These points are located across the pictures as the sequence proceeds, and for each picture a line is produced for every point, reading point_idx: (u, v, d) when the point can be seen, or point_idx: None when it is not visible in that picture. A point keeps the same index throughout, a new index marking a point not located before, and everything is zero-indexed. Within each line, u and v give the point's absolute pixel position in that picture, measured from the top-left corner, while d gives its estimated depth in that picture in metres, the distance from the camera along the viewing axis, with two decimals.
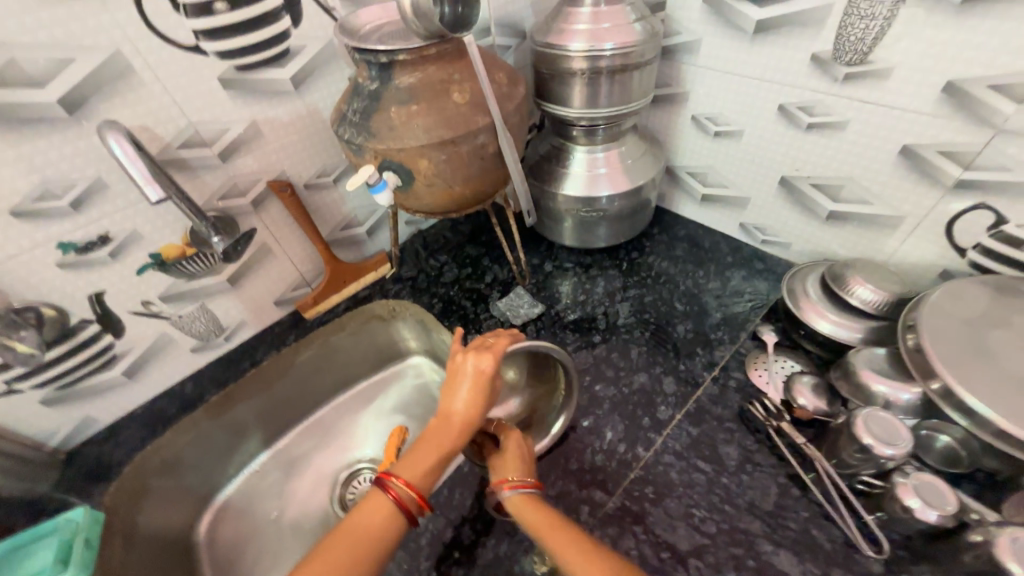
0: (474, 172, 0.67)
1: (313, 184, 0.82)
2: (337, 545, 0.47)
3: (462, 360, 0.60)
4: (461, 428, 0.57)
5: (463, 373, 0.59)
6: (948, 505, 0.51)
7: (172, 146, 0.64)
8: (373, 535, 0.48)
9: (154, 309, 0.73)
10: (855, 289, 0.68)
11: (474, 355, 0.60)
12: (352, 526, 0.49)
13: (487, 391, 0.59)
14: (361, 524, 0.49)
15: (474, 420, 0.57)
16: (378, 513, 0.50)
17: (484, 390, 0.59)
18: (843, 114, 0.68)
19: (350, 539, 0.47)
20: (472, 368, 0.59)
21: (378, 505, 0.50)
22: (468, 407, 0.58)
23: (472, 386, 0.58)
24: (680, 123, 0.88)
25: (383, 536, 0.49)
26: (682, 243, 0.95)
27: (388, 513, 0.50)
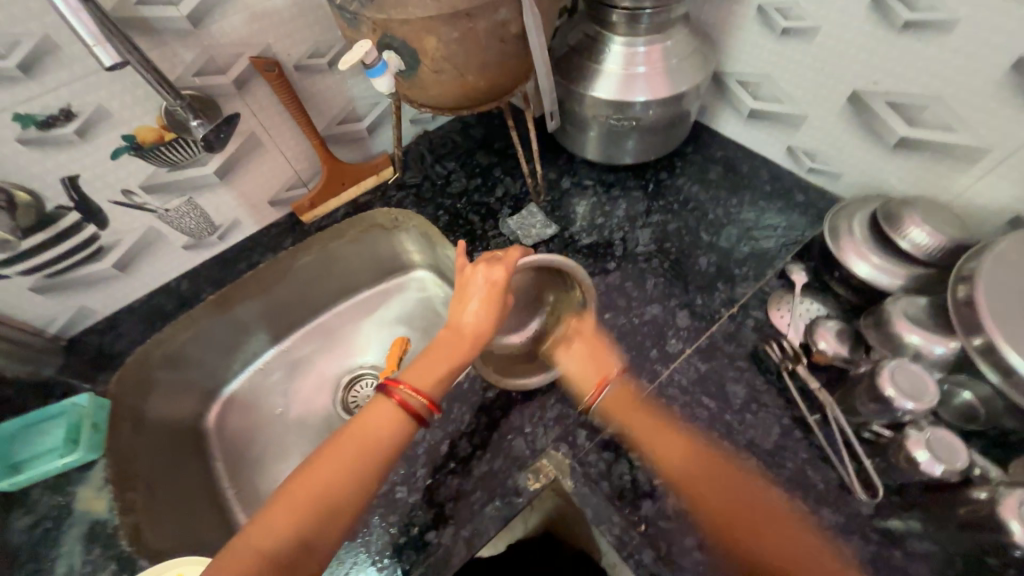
0: (491, 58, 0.56)
1: (304, 66, 0.71)
2: (344, 446, 0.48)
3: (472, 273, 0.57)
4: (471, 339, 0.55)
5: (472, 286, 0.57)
6: (959, 461, 0.50)
7: (130, 1, 0.54)
8: (377, 441, 0.49)
9: (137, 200, 0.67)
10: (908, 231, 0.60)
11: (484, 266, 0.57)
12: (359, 429, 0.50)
13: (499, 304, 0.57)
14: (366, 428, 0.50)
15: (484, 331, 0.55)
16: (386, 417, 0.51)
17: (495, 304, 0.56)
18: (953, 11, 0.55)
19: (355, 442, 0.49)
20: (483, 279, 0.57)
21: (386, 411, 0.51)
22: (479, 317, 0.56)
23: (484, 299, 0.56)
24: (740, 16, 0.73)
25: (388, 444, 0.49)
26: (717, 166, 0.85)
27: (393, 420, 0.51)
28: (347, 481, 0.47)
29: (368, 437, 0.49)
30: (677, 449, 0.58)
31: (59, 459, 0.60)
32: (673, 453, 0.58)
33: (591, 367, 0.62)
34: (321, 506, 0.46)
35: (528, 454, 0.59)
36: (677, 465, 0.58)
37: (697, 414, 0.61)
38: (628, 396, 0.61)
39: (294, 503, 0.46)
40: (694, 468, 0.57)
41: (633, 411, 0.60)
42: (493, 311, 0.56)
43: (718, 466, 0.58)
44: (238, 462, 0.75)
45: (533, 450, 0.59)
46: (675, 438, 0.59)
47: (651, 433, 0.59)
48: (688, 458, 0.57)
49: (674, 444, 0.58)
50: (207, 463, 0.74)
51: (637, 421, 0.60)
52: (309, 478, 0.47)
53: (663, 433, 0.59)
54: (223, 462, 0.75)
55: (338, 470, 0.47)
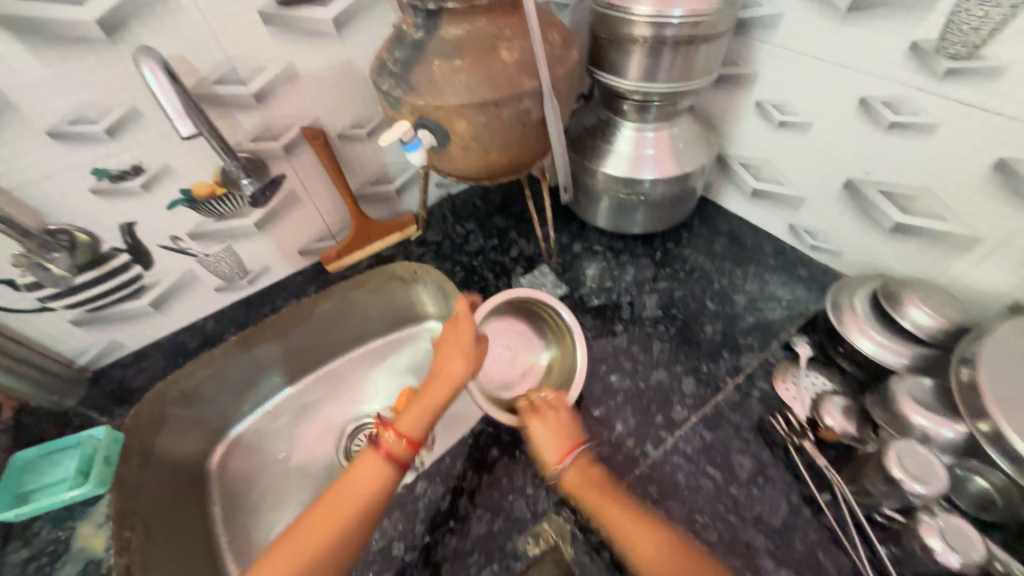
0: (513, 139, 0.63)
1: (346, 135, 0.80)
2: (328, 503, 0.50)
3: (449, 323, 0.64)
4: (451, 382, 0.59)
5: (450, 334, 0.63)
6: (976, 552, 0.48)
7: (208, 81, 0.62)
8: (361, 494, 0.51)
9: (182, 246, 0.73)
10: (909, 311, 0.62)
11: (462, 315, 0.64)
12: (343, 485, 0.51)
13: (476, 347, 0.62)
14: (351, 481, 0.52)
15: (464, 372, 0.60)
16: (370, 466, 0.53)
17: (472, 348, 0.62)
18: (933, 115, 0.61)
19: (338, 499, 0.50)
20: (460, 327, 0.63)
21: (371, 461, 0.53)
22: (458, 360, 0.61)
23: (461, 342, 0.62)
24: (741, 108, 0.81)
25: (372, 493, 0.51)
26: (722, 238, 0.89)
27: (377, 469, 0.52)
28: (329, 540, 0.48)
29: (352, 492, 0.51)
30: (651, 544, 0.47)
31: (66, 491, 0.63)
32: (651, 549, 0.47)
33: (547, 436, 0.58)
34: (304, 567, 0.46)
35: (529, 517, 0.59)
36: (681, 539, 0.56)
37: (701, 485, 0.60)
38: (594, 475, 0.54)
39: (277, 565, 0.46)
40: (675, 566, 0.45)
41: (599, 494, 0.52)
42: (470, 355, 0.61)
43: (723, 541, 0.56)
44: (236, 507, 0.75)
45: (534, 512, 0.59)
46: (653, 530, 0.48)
47: (629, 527, 0.48)
48: (659, 550, 0.46)
49: (649, 533, 0.48)
50: (206, 507, 0.74)
51: (607, 506, 0.50)
52: (291, 539, 0.47)
53: (640, 525, 0.48)
54: (222, 507, 0.74)
55: (320, 528, 0.48)
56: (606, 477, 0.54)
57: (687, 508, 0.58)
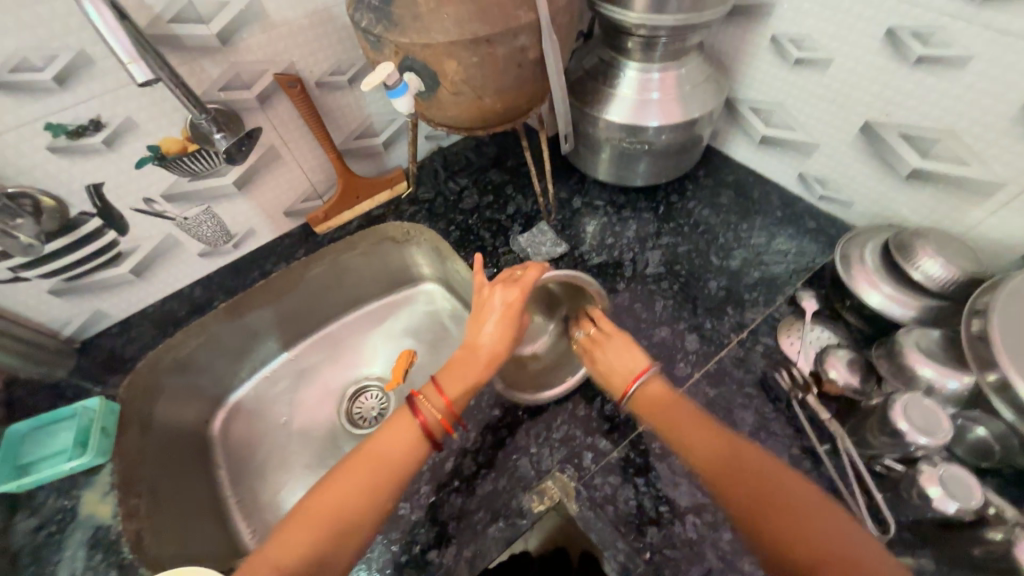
0: (509, 81, 0.57)
1: (325, 83, 0.73)
2: (359, 465, 0.49)
3: (489, 294, 0.59)
4: (487, 362, 0.57)
5: (489, 306, 0.59)
6: (973, 500, 0.49)
7: (163, 19, 0.56)
8: (396, 459, 0.50)
9: (157, 208, 0.69)
10: (921, 262, 0.60)
11: (501, 289, 0.59)
12: (376, 447, 0.50)
13: (516, 325, 0.59)
14: (383, 445, 0.50)
15: (500, 353, 0.57)
16: (404, 433, 0.51)
17: (511, 326, 0.58)
18: (966, 48, 0.55)
19: (371, 460, 0.49)
20: (500, 302, 0.58)
21: (406, 427, 0.52)
22: (496, 340, 0.58)
23: (500, 319, 0.58)
24: (755, 45, 0.74)
25: (406, 460, 0.50)
26: (728, 190, 0.85)
27: (411, 437, 0.51)
28: (362, 501, 0.47)
29: (386, 454, 0.50)
30: (710, 443, 0.49)
31: (66, 463, 0.60)
32: (707, 445, 0.49)
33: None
34: (339, 522, 0.45)
35: (533, 476, 0.59)
36: (683, 492, 0.57)
37: None
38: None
39: (312, 517, 0.45)
40: (720, 463, 0.48)
41: (666, 407, 0.54)
42: (509, 333, 0.58)
43: None
44: (240, 471, 0.75)
45: (538, 471, 0.59)
46: (705, 432, 0.51)
47: (685, 426, 0.52)
48: (717, 442, 0.49)
49: (704, 436, 0.50)
50: (210, 470, 0.74)
51: (674, 413, 0.53)
52: (326, 494, 0.47)
53: (693, 427, 0.51)
54: (226, 471, 0.75)
55: (353, 485, 0.47)
56: (671, 393, 0.56)
57: None
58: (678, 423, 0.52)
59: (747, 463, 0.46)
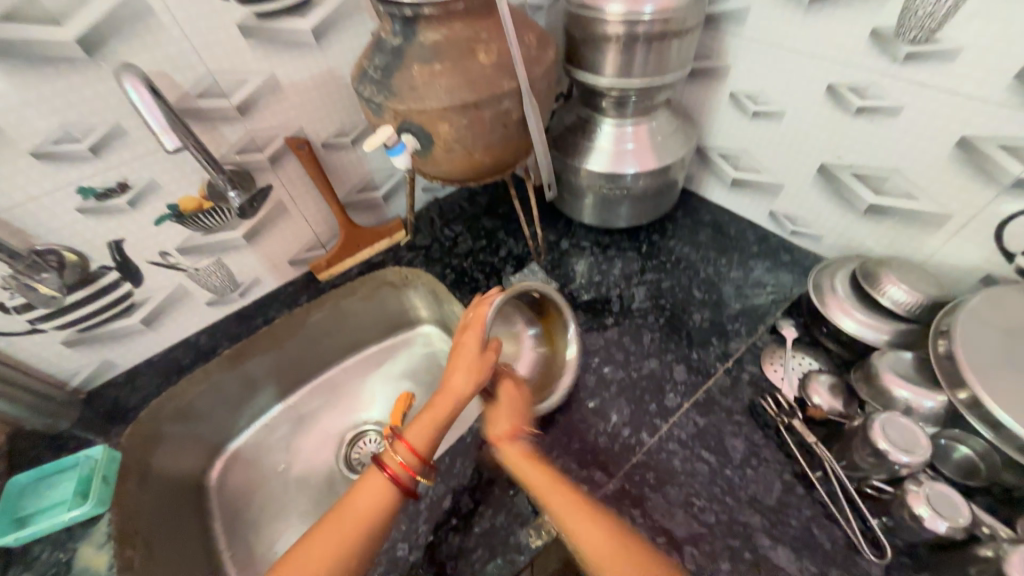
0: (495, 139, 0.64)
1: (330, 144, 0.81)
2: (333, 521, 0.51)
3: (458, 338, 0.63)
4: (451, 400, 0.59)
5: (458, 349, 0.62)
6: (960, 516, 0.50)
7: (190, 96, 0.63)
8: (364, 515, 0.51)
9: (171, 261, 0.74)
10: (886, 289, 0.64)
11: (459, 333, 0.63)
12: (345, 507, 0.52)
13: (483, 363, 0.61)
14: (356, 501, 0.52)
15: (468, 389, 0.59)
16: (375, 486, 0.54)
17: (479, 365, 0.60)
18: (897, 99, 0.63)
19: (341, 519, 0.51)
20: (466, 342, 0.61)
21: (375, 479, 0.54)
22: (465, 380, 0.59)
23: (468, 359, 0.60)
24: (717, 100, 0.83)
25: (379, 510, 0.52)
26: (706, 228, 0.91)
27: (380, 490, 0.53)
28: (333, 563, 0.48)
29: (354, 512, 0.52)
30: (600, 533, 0.49)
31: (67, 512, 0.61)
32: (598, 540, 0.49)
33: (505, 412, 0.60)
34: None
35: (530, 511, 0.59)
36: (680, 522, 0.57)
37: (697, 468, 0.61)
38: (536, 458, 0.57)
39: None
40: (613, 549, 0.48)
41: (532, 464, 0.56)
42: (476, 372, 0.60)
43: (721, 523, 0.57)
44: (236, 522, 0.75)
45: (535, 506, 0.59)
46: (585, 515, 0.51)
47: (567, 506, 0.52)
48: (592, 526, 0.50)
49: (597, 530, 0.50)
50: (206, 521, 0.74)
51: (555, 489, 0.53)
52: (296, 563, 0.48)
53: (589, 521, 0.50)
54: (222, 522, 0.74)
55: (324, 549, 0.49)
56: (537, 456, 0.57)
57: (684, 492, 0.60)
58: (558, 500, 0.52)
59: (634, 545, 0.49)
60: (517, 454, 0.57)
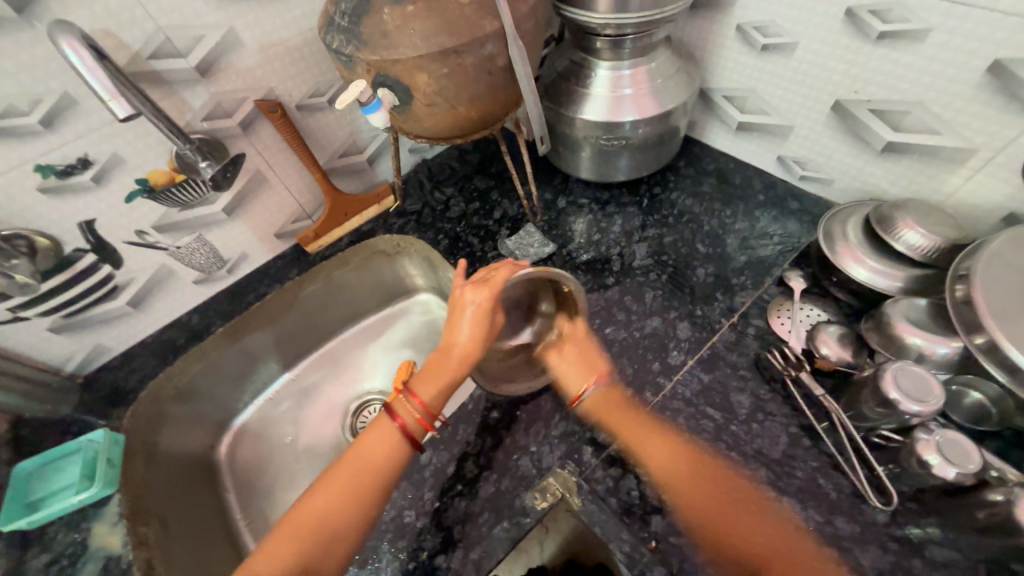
0: (480, 89, 0.59)
1: (305, 105, 0.75)
2: (345, 470, 0.52)
3: (461, 295, 0.60)
4: (460, 362, 0.58)
5: (463, 307, 0.59)
6: (971, 463, 0.49)
7: (142, 56, 0.57)
8: (374, 464, 0.52)
9: (149, 240, 0.70)
10: (902, 233, 0.61)
11: (472, 290, 0.59)
12: (357, 455, 0.53)
13: (488, 324, 0.59)
14: (366, 452, 0.53)
15: (474, 355, 0.58)
16: (384, 439, 0.54)
17: (485, 326, 0.59)
18: (924, 20, 0.57)
19: (352, 467, 0.52)
20: (471, 302, 0.59)
21: (385, 431, 0.54)
22: (470, 342, 0.58)
23: (474, 318, 0.58)
24: (722, 35, 0.76)
25: (387, 463, 0.53)
26: (710, 178, 0.87)
27: (390, 442, 0.54)
28: (343, 509, 0.50)
29: (365, 461, 0.52)
30: (665, 454, 0.57)
31: (75, 495, 0.61)
32: (660, 456, 0.57)
33: (574, 368, 0.64)
34: (323, 527, 0.49)
35: (535, 474, 0.59)
36: None
37: (702, 426, 0.61)
38: (617, 402, 0.62)
39: (297, 529, 0.49)
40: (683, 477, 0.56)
41: (619, 410, 0.61)
42: (482, 333, 0.59)
43: (726, 478, 0.57)
44: (249, 494, 0.75)
45: (540, 469, 0.59)
46: (659, 440, 0.59)
47: (641, 436, 0.59)
48: (668, 449, 0.58)
49: (660, 448, 0.58)
50: (219, 494, 0.75)
51: (626, 423, 0.60)
52: (308, 505, 0.50)
53: (657, 443, 0.58)
54: (235, 493, 0.75)
55: (335, 496, 0.50)
56: (627, 401, 0.62)
57: (689, 449, 0.59)
58: (623, 424, 0.60)
59: (708, 475, 0.56)
60: (600, 396, 0.62)
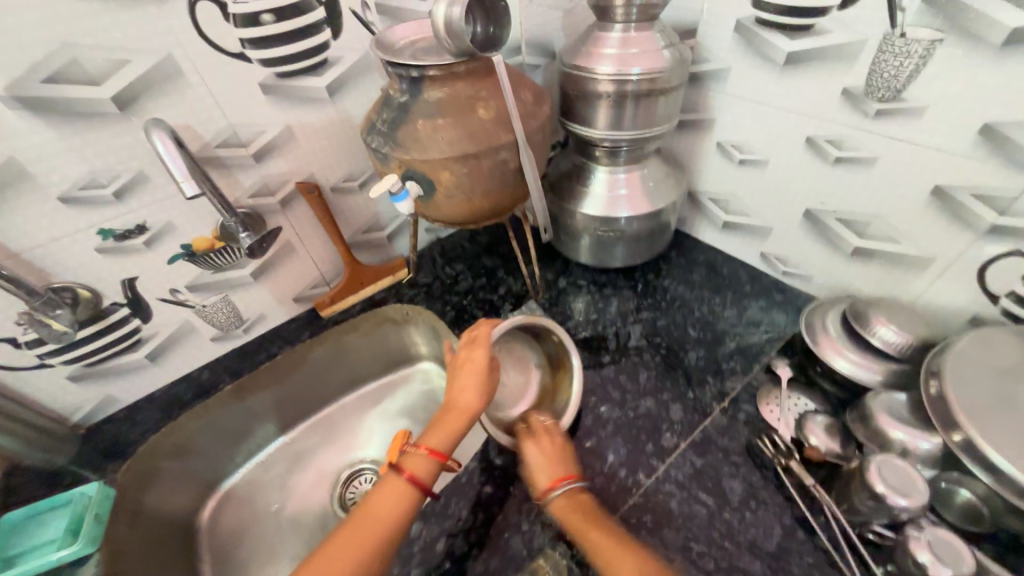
0: (493, 186, 0.68)
1: (339, 188, 0.85)
2: (353, 526, 0.52)
3: (460, 355, 0.66)
4: (466, 413, 0.60)
5: (462, 366, 0.64)
6: (964, 563, 0.48)
7: (210, 145, 0.68)
8: (386, 518, 0.52)
9: (180, 297, 0.76)
10: (877, 329, 0.65)
11: (469, 349, 0.65)
12: (365, 511, 0.53)
13: (488, 377, 0.63)
14: (377, 507, 0.53)
15: (476, 407, 0.61)
16: (393, 494, 0.54)
17: (484, 377, 0.63)
18: (872, 150, 0.67)
19: (361, 525, 0.52)
20: (469, 357, 0.64)
21: (395, 486, 0.55)
22: (471, 397, 0.61)
23: (472, 374, 0.63)
24: (704, 149, 0.88)
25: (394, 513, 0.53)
26: (700, 268, 0.94)
27: (400, 493, 0.55)
28: (352, 566, 0.48)
29: (375, 516, 0.52)
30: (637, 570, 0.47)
31: (55, 551, 0.60)
32: (627, 570, 0.48)
33: (542, 462, 0.60)
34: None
35: (525, 554, 0.58)
36: (678, 568, 0.56)
37: (695, 511, 0.61)
38: (580, 506, 0.56)
39: None
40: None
41: (588, 522, 0.54)
42: (483, 386, 0.62)
43: (720, 569, 0.56)
44: (224, 564, 0.72)
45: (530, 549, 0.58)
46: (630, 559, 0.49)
47: (611, 554, 0.49)
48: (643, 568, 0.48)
49: (631, 562, 0.48)
50: (193, 564, 0.72)
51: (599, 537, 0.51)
52: (318, 559, 0.49)
53: (620, 552, 0.49)
54: (210, 564, 0.72)
55: (344, 553, 0.49)
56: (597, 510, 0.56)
57: (682, 536, 0.58)
58: (599, 542, 0.51)
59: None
60: (563, 504, 0.56)
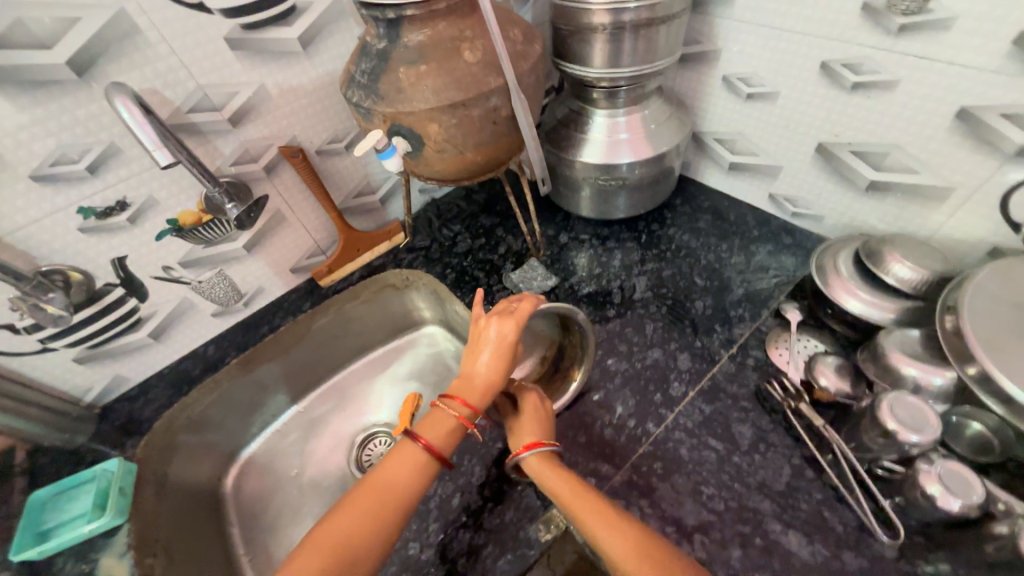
0: (485, 137, 0.64)
1: (324, 150, 0.81)
2: (369, 493, 0.51)
3: (485, 325, 0.63)
4: (482, 390, 0.60)
5: (485, 338, 0.61)
6: (974, 494, 0.49)
7: (182, 111, 0.64)
8: (400, 485, 0.52)
9: (174, 274, 0.75)
10: (892, 267, 0.63)
11: (496, 321, 0.62)
12: (380, 477, 0.53)
13: (509, 357, 0.61)
14: (390, 476, 0.53)
15: (495, 382, 0.60)
16: (406, 462, 0.54)
17: (505, 357, 0.61)
18: (892, 73, 0.62)
19: (375, 493, 0.51)
20: (496, 334, 0.61)
21: (409, 455, 0.55)
22: (490, 371, 0.60)
23: (495, 350, 0.61)
24: (710, 85, 0.82)
25: (408, 483, 0.53)
26: (706, 214, 0.91)
27: (416, 462, 0.55)
28: (370, 529, 0.48)
29: (388, 483, 0.52)
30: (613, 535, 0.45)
31: (84, 525, 0.61)
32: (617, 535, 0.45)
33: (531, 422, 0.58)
34: (350, 549, 0.47)
35: (539, 505, 0.59)
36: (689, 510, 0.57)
37: (705, 456, 0.61)
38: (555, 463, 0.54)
39: (320, 550, 0.46)
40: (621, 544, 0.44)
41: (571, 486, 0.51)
42: (502, 364, 0.61)
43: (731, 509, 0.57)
44: (253, 528, 0.75)
45: (544, 501, 0.60)
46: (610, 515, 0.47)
47: (583, 508, 0.48)
48: (619, 528, 0.45)
49: (614, 522, 0.46)
50: (223, 528, 0.74)
51: (561, 490, 0.50)
52: (331, 527, 0.48)
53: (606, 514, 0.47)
54: (239, 526, 0.74)
55: (357, 518, 0.49)
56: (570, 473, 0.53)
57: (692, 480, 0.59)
58: (564, 492, 0.50)
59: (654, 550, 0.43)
60: (535, 463, 0.54)
